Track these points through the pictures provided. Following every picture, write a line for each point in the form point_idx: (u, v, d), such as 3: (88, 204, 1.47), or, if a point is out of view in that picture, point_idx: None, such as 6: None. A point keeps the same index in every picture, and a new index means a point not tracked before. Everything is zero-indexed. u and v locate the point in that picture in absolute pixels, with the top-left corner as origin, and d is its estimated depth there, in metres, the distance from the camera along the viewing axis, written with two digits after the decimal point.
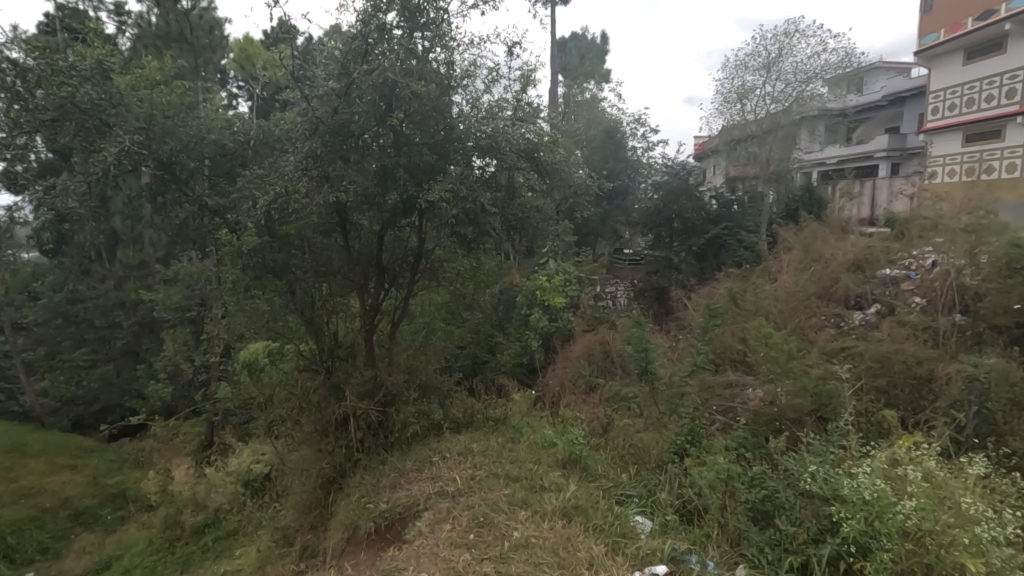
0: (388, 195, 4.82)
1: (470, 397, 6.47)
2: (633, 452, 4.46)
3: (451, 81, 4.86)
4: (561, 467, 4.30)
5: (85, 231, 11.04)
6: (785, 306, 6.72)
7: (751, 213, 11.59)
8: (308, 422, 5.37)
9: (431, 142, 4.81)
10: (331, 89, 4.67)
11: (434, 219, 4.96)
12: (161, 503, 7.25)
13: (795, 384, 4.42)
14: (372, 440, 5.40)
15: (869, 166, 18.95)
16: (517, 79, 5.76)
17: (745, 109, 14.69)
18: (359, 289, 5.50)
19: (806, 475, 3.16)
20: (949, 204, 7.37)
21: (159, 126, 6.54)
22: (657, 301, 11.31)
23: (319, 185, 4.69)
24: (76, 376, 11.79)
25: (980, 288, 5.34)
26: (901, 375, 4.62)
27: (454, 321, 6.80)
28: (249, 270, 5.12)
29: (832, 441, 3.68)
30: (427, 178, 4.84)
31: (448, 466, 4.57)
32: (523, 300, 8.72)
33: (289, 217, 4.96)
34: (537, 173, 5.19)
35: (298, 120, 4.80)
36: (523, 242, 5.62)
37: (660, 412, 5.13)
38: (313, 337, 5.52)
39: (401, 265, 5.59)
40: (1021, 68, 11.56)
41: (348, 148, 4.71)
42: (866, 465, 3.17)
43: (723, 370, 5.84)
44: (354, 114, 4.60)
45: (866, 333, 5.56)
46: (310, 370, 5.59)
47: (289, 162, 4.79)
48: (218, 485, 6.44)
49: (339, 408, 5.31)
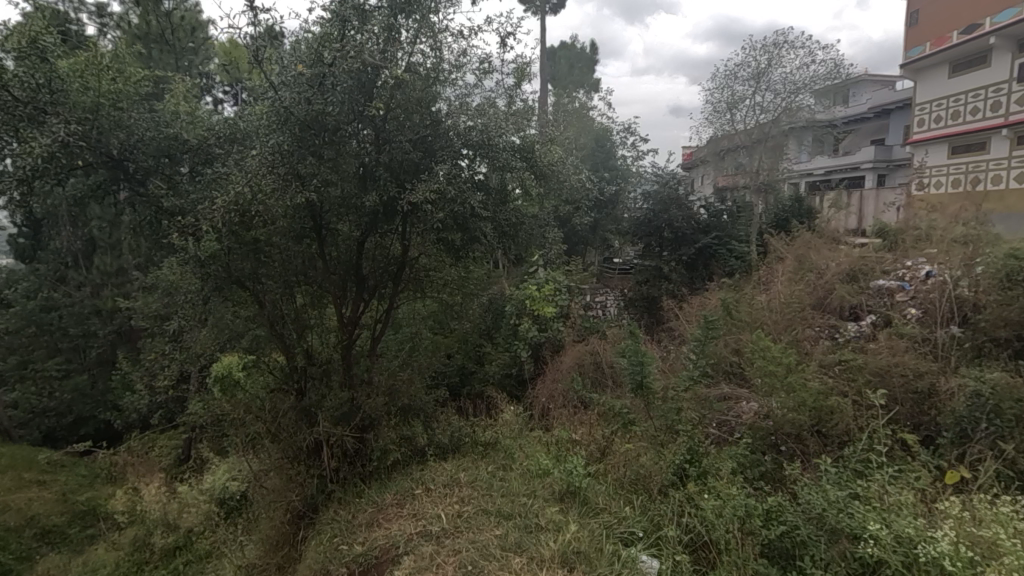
0: (367, 196, 4.59)
1: (457, 416, 6.24)
2: (634, 479, 4.25)
3: (439, 75, 4.73)
4: (558, 499, 4.10)
5: (62, 231, 11.09)
6: (779, 317, 6.61)
7: (741, 222, 11.52)
8: (275, 448, 5.06)
9: (416, 140, 4.63)
10: (302, 79, 4.38)
11: (419, 223, 4.73)
12: (131, 524, 6.86)
13: (793, 399, 4.35)
14: (349, 470, 5.23)
15: (856, 176, 19.19)
16: (510, 73, 5.57)
17: (734, 119, 14.76)
18: (334, 300, 5.30)
19: (838, 514, 2.92)
20: (942, 215, 7.30)
21: (108, 119, 6.35)
22: (648, 310, 11.18)
23: (287, 183, 4.38)
24: (47, 387, 11.16)
25: (979, 299, 5.24)
26: (901, 389, 4.49)
27: (442, 332, 6.58)
28: (212, 280, 4.74)
29: (849, 472, 3.51)
30: (411, 180, 4.63)
31: (431, 502, 4.35)
32: (512, 309, 8.56)
33: (262, 221, 4.56)
34: (533, 173, 5.06)
35: (267, 112, 4.51)
36: (514, 250, 5.43)
37: (654, 429, 4.87)
38: (286, 354, 5.22)
39: (381, 275, 5.33)
40: (1005, 81, 11.72)
41: (320, 144, 4.46)
42: (906, 512, 2.95)
43: (717, 383, 5.71)
44: (329, 107, 4.36)
45: (863, 346, 5.44)
46: (281, 391, 5.29)
47: (254, 157, 4.44)
48: (191, 505, 6.10)
49: (312, 434, 5.01)
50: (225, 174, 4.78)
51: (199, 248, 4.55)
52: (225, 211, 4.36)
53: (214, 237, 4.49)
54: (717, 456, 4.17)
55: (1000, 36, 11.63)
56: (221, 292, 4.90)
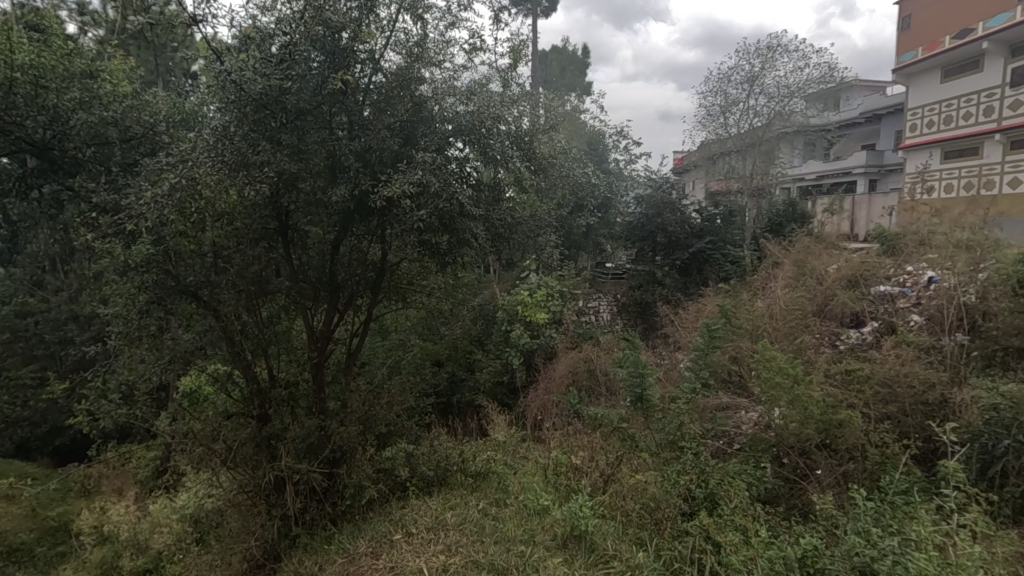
0: (336, 190, 4.17)
1: (442, 438, 5.84)
2: (641, 512, 3.93)
3: (424, 55, 4.48)
4: (561, 547, 3.67)
5: (39, 237, 11.01)
6: (780, 322, 6.44)
7: (735, 226, 11.45)
8: (234, 483, 4.51)
9: (396, 126, 4.33)
10: (252, 57, 4.07)
11: (397, 226, 4.32)
12: (98, 544, 6.30)
13: (797, 410, 4.18)
14: (316, 510, 4.72)
15: (847, 181, 19.18)
16: (505, 53, 5.26)
17: (728, 122, 14.64)
18: (302, 311, 4.88)
19: (886, 562, 2.68)
20: (942, 218, 7.17)
21: (26, 97, 6.62)
22: (641, 316, 10.97)
23: (234, 170, 4.01)
24: (22, 396, 10.48)
25: (989, 306, 5.06)
26: (909, 401, 4.27)
27: (428, 334, 6.50)
28: (153, 291, 4.20)
29: (889, 510, 3.24)
30: (385, 171, 4.22)
31: (410, 551, 3.89)
32: (503, 315, 8.30)
33: (219, 222, 4.19)
34: (528, 163, 4.89)
35: (212, 86, 4.11)
36: (505, 253, 5.16)
37: (656, 444, 4.68)
38: (244, 374, 4.63)
39: (359, 283, 4.95)
40: (998, 86, 11.67)
41: (275, 126, 4.01)
42: (969, 564, 2.65)
43: (717, 394, 5.51)
44: (285, 80, 3.94)
45: (867, 354, 5.23)
46: (240, 419, 4.65)
47: (194, 145, 4.09)
48: (159, 527, 5.57)
49: (272, 470, 4.47)
50: (160, 164, 4.18)
51: (139, 252, 4.02)
52: (155, 207, 3.91)
53: (150, 240, 4.04)
54: (728, 478, 3.97)
55: (994, 41, 11.55)
56: (164, 305, 4.34)
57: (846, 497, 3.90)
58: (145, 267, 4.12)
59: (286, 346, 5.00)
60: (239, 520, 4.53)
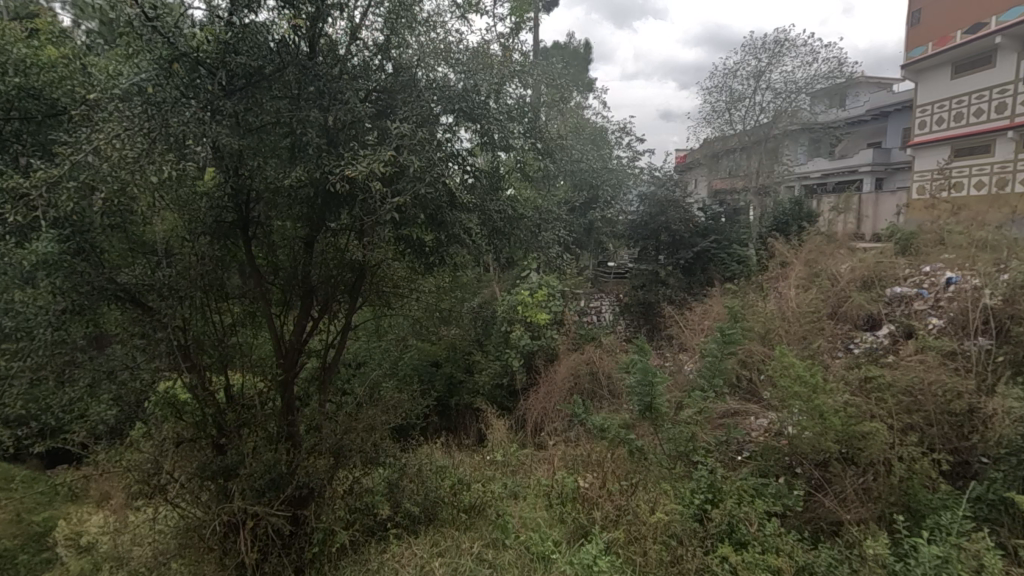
0: (292, 172, 3.72)
1: (427, 460, 5.45)
2: (659, 551, 3.59)
3: (408, 17, 4.18)
4: None
5: None
6: (792, 324, 6.16)
7: (740, 226, 11.15)
8: (191, 522, 4.08)
9: (372, 100, 4.01)
10: (190, 9, 3.68)
11: (371, 217, 3.80)
12: (76, 557, 5.97)
13: (816, 424, 3.85)
14: (279, 558, 4.23)
15: (852, 179, 19.02)
16: (509, 12, 4.92)
17: (734, 119, 14.34)
18: (267, 314, 4.44)
19: None
20: (961, 213, 6.92)
21: None
22: (643, 317, 10.68)
23: (160, 142, 3.42)
24: None
25: (1017, 310, 4.72)
26: (934, 407, 4.01)
27: (423, 335, 6.30)
28: (76, 296, 3.61)
29: (960, 563, 3.00)
30: (350, 147, 3.77)
31: None
32: (501, 316, 7.99)
33: (162, 211, 3.82)
34: (528, 145, 4.65)
35: (128, 39, 3.64)
36: (499, 251, 4.89)
37: (664, 469, 4.54)
38: (196, 395, 4.13)
39: (333, 286, 4.49)
40: (1011, 82, 11.40)
41: (215, 91, 3.60)
42: None
43: (724, 396, 5.25)
44: (225, 31, 3.63)
45: (887, 360, 4.93)
46: (192, 444, 4.12)
47: (106, 115, 3.44)
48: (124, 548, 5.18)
49: (224, 514, 4.00)
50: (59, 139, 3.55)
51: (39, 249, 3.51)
52: (51, 193, 3.31)
53: (55, 236, 3.52)
54: (744, 496, 3.86)
55: (1007, 35, 11.31)
56: (86, 313, 3.72)
57: (868, 513, 3.68)
58: (52, 269, 3.59)
59: (249, 358, 4.53)
60: (193, 562, 4.06)
